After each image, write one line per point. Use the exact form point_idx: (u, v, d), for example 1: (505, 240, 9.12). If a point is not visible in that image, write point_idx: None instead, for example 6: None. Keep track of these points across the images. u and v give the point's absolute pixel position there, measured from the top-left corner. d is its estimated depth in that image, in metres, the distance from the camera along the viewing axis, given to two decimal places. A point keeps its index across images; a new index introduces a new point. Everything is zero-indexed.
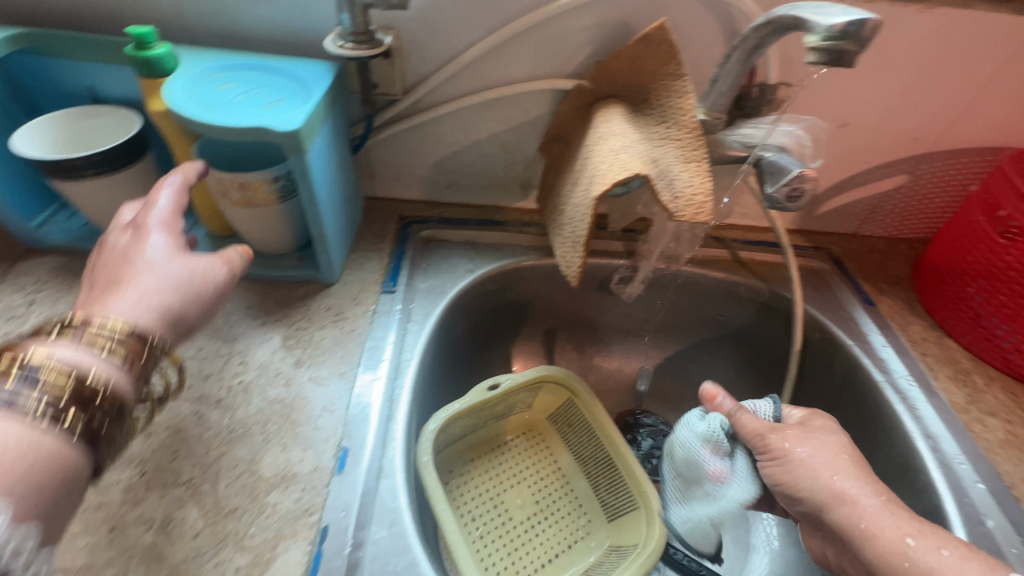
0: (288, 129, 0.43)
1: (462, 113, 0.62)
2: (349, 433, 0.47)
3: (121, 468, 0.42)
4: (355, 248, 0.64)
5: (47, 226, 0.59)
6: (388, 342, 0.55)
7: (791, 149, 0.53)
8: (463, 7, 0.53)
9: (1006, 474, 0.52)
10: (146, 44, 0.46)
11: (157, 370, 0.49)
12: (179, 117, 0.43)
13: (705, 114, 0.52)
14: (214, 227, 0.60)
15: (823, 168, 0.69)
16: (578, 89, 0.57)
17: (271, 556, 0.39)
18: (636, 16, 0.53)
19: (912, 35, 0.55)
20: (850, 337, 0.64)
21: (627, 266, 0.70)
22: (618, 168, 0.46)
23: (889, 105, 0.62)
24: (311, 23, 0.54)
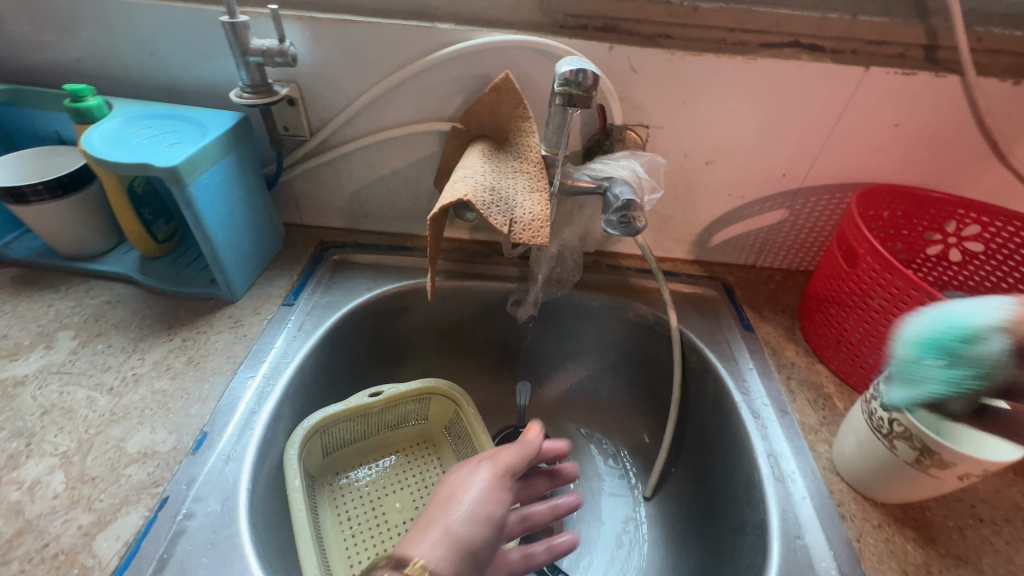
0: (168, 165, 0.53)
1: (365, 151, 0.71)
2: (213, 420, 0.54)
3: (12, 439, 0.50)
4: (270, 268, 0.73)
5: (14, 243, 0.70)
6: (273, 347, 0.62)
7: (630, 182, 0.59)
8: (349, 65, 0.63)
9: (837, 492, 0.53)
10: (81, 98, 0.58)
11: (68, 361, 0.58)
12: (89, 155, 0.54)
13: (549, 150, 0.60)
14: (145, 248, 0.70)
15: (702, 202, 0.74)
16: (452, 130, 0.66)
17: (111, 518, 0.45)
18: (495, 70, 0.62)
19: (749, 81, 0.62)
20: (719, 360, 0.67)
21: (520, 288, 0.76)
22: (451, 194, 0.54)
23: (747, 145, 0.68)
24: (228, 79, 0.65)
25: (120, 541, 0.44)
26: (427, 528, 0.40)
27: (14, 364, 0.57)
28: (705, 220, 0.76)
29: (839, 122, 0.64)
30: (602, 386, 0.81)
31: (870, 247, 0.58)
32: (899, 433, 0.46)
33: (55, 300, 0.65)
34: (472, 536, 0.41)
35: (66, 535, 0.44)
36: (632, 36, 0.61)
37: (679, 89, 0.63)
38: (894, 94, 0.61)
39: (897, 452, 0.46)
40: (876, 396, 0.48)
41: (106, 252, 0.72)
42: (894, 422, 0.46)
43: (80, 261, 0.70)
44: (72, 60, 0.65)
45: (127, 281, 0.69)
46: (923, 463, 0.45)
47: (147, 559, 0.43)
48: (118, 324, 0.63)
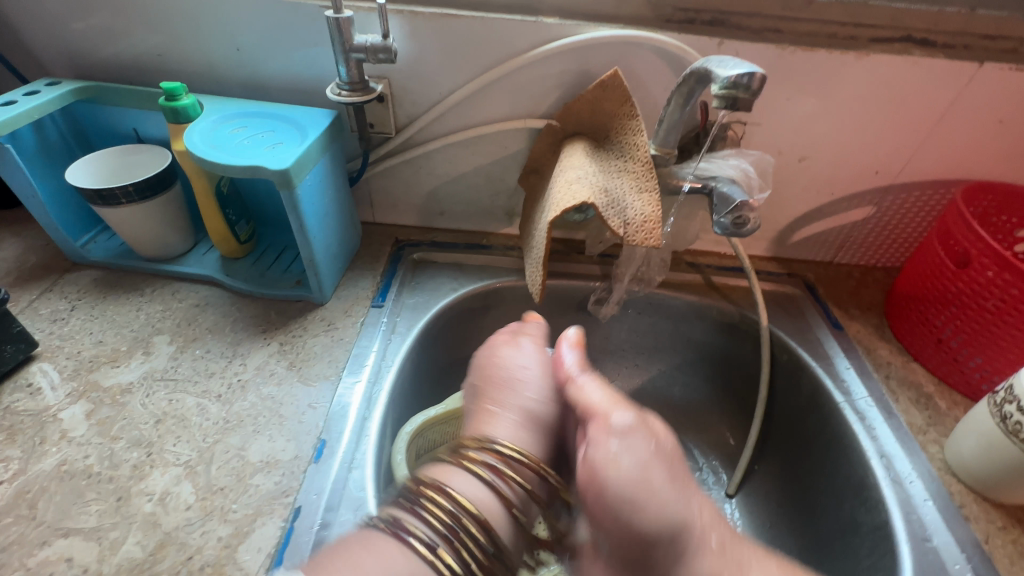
0: (279, 168, 0.52)
1: (449, 149, 0.70)
2: (328, 427, 0.53)
3: (132, 449, 0.50)
4: (352, 268, 0.72)
5: (91, 244, 0.69)
6: (371, 350, 0.61)
7: (738, 181, 0.58)
8: (445, 61, 0.61)
9: (957, 494, 0.53)
10: (175, 96, 0.56)
11: (170, 367, 0.57)
12: (193, 157, 0.53)
13: (658, 149, 0.58)
14: (227, 249, 0.69)
15: (789, 199, 0.73)
16: (547, 127, 0.64)
17: (249, 530, 0.45)
18: (596, 65, 0.60)
19: (858, 76, 0.60)
20: (814, 359, 0.67)
21: (603, 287, 0.75)
22: (569, 197, 0.53)
23: (844, 142, 0.66)
24: (317, 74, 0.63)
25: (263, 553, 0.43)
26: (494, 412, 0.49)
27: (117, 371, 0.56)
28: (789, 216, 0.75)
29: (943, 118, 0.63)
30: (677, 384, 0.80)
31: (983, 247, 0.57)
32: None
33: (143, 304, 0.64)
34: (544, 413, 0.50)
35: (208, 547, 0.43)
36: (739, 30, 0.59)
37: (784, 85, 0.61)
38: (1006, 91, 0.60)
39: None
40: (1011, 399, 0.48)
41: (185, 253, 0.70)
42: None
43: (160, 263, 0.68)
44: (154, 54, 0.63)
45: (210, 283, 0.68)
46: None
47: (294, 570, 0.43)
48: (212, 328, 0.62)
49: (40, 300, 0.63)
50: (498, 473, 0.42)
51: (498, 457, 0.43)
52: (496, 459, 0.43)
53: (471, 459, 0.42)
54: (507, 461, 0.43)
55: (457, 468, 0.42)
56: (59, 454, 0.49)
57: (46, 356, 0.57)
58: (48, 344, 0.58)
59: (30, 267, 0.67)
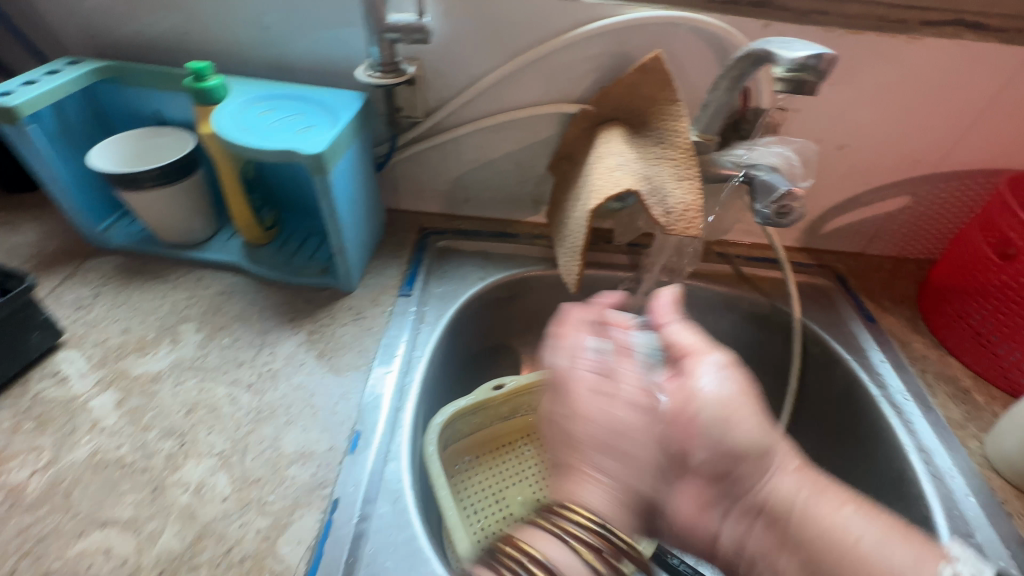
0: (313, 152, 0.50)
1: (478, 134, 0.68)
2: (362, 418, 0.52)
3: (164, 438, 0.49)
4: (377, 256, 0.71)
5: (112, 230, 0.67)
6: (402, 340, 0.60)
7: (782, 169, 0.55)
8: (479, 42, 0.59)
9: (999, 490, 0.52)
10: (202, 77, 0.54)
11: (199, 356, 0.56)
12: (224, 140, 0.51)
13: (698, 135, 0.57)
14: (251, 235, 0.67)
15: (824, 188, 0.71)
16: (582, 112, 0.62)
17: (288, 521, 0.44)
18: (635, 48, 0.58)
19: (906, 61, 0.58)
20: (849, 352, 0.66)
21: (631, 278, 0.73)
22: (612, 184, 0.51)
23: (886, 130, 0.64)
24: (345, 55, 0.61)
25: (304, 545, 0.43)
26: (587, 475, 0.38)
27: (145, 359, 0.55)
28: (823, 206, 0.74)
29: (991, 105, 0.61)
30: None
31: None
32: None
33: (167, 291, 0.63)
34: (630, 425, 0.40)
35: (247, 539, 0.43)
36: (786, 11, 0.57)
37: None
38: None
39: None
40: None
41: (207, 240, 0.69)
42: None
43: (183, 250, 0.67)
44: (176, 33, 0.61)
45: (234, 271, 0.66)
46: None
47: (335, 563, 0.42)
48: (238, 316, 0.61)
49: (63, 286, 0.62)
50: (600, 548, 0.35)
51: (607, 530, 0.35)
52: (575, 532, 0.35)
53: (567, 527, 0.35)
54: (596, 543, 0.35)
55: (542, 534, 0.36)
56: (91, 443, 0.48)
57: (72, 344, 0.56)
58: (73, 332, 0.57)
59: (50, 253, 0.66)
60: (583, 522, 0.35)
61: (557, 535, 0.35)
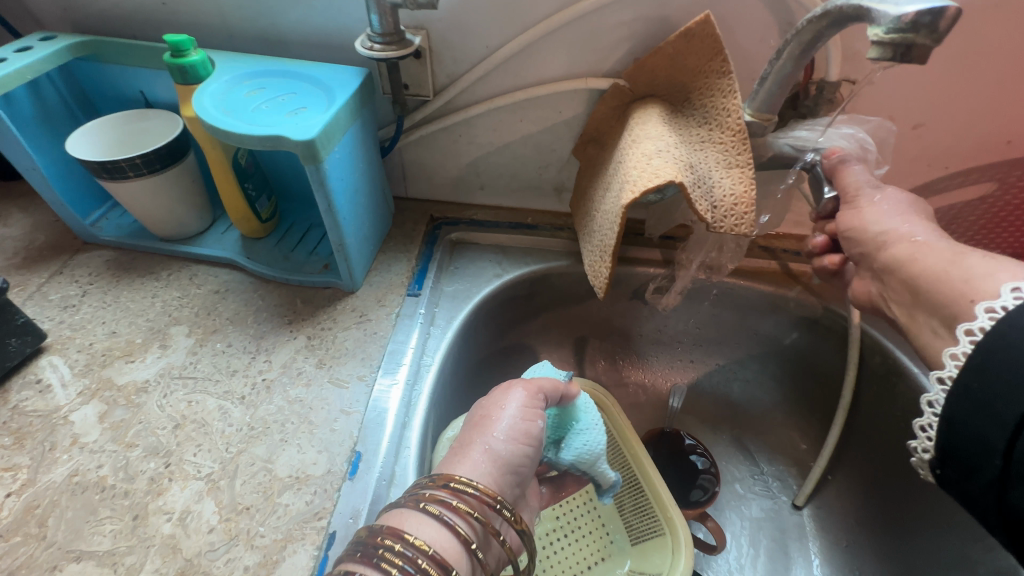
0: (303, 138, 0.43)
1: (495, 114, 0.60)
2: (364, 437, 0.47)
3: (148, 458, 0.44)
4: (384, 250, 0.65)
5: (102, 222, 0.63)
6: (409, 346, 0.54)
7: (854, 154, 0.47)
8: (495, 6, 0.51)
9: None
10: (182, 52, 0.48)
11: (189, 364, 0.51)
12: (205, 125, 0.45)
13: (752, 115, 0.48)
14: (247, 228, 0.62)
15: (891, 174, 0.62)
16: (613, 88, 0.54)
17: (279, 559, 0.39)
18: (679, 10, 0.50)
19: (1011, 21, 0.48)
20: (915, 364, 0.57)
21: (664, 275, 0.66)
22: (649, 174, 0.44)
23: (973, 105, 0.55)
24: (344, 25, 0.53)
25: None
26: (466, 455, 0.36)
27: (132, 367, 0.51)
28: None
29: None
30: (739, 380, 0.72)
31: None
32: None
33: (158, 290, 0.58)
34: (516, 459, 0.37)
35: None
36: None
37: None
38: None
39: None
40: None
41: (202, 232, 0.64)
42: None
43: (176, 243, 0.62)
44: (158, 3, 0.55)
45: (231, 267, 0.61)
46: None
47: None
48: (233, 318, 0.56)
49: (50, 284, 0.58)
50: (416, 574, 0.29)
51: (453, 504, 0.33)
52: (451, 496, 0.33)
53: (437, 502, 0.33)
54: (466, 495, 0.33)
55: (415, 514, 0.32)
56: (71, 463, 0.44)
57: (56, 349, 0.52)
58: (58, 335, 0.53)
59: (38, 247, 0.62)
60: (466, 485, 0.33)
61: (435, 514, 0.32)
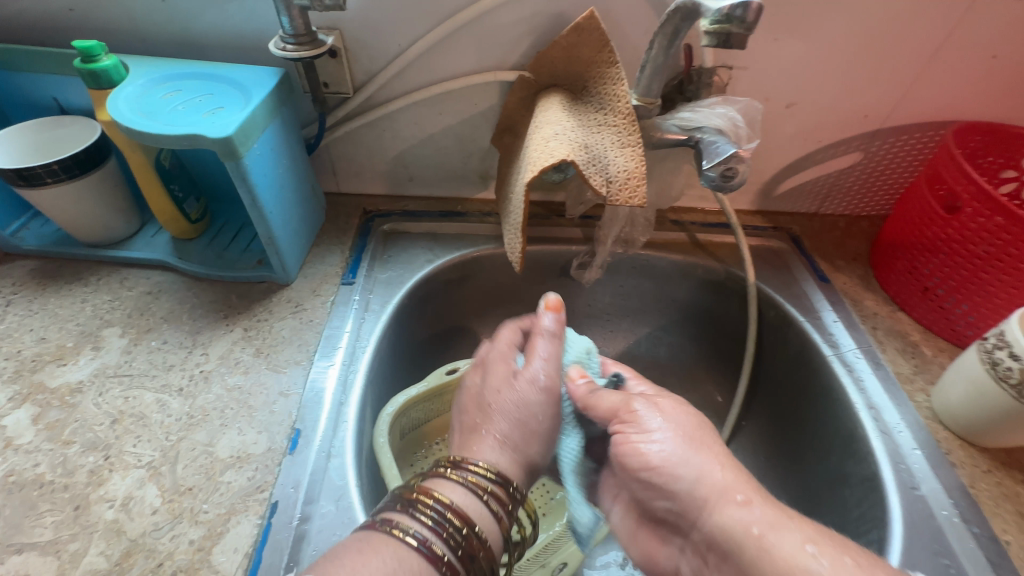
0: (220, 136, 0.46)
1: (415, 108, 0.64)
2: (303, 416, 0.50)
3: (87, 453, 0.46)
4: (318, 243, 0.67)
5: (23, 232, 0.62)
6: (344, 331, 0.57)
7: (727, 130, 0.53)
8: (401, 6, 0.55)
9: (944, 441, 0.53)
10: (93, 57, 0.49)
11: (124, 363, 0.53)
12: (120, 127, 0.46)
13: (640, 99, 0.54)
14: (177, 230, 0.63)
15: (775, 149, 0.70)
16: (520, 80, 0.59)
17: (223, 530, 0.42)
18: (570, 7, 0.55)
19: (850, 11, 0.56)
20: (801, 314, 0.65)
21: (586, 252, 0.71)
22: (547, 155, 0.49)
23: (832, 85, 0.63)
24: (258, 27, 0.56)
25: (240, 553, 0.41)
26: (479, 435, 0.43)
27: (64, 370, 0.52)
28: (775, 167, 0.72)
29: (935, 55, 0.60)
30: (663, 345, 0.79)
31: (976, 190, 0.55)
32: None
33: (88, 295, 0.59)
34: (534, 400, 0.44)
35: (179, 552, 0.41)
36: None
37: (774, 22, 0.57)
38: (1002, 22, 0.57)
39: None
40: (1002, 345, 0.47)
41: (131, 236, 0.64)
42: None
43: (104, 249, 0.62)
44: (66, 10, 0.55)
45: (163, 268, 0.62)
46: None
47: (274, 569, 0.40)
48: (167, 317, 0.57)
49: None
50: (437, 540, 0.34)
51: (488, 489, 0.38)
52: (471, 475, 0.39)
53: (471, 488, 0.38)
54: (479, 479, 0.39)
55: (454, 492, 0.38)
56: (6, 464, 0.45)
57: None
58: None
59: None
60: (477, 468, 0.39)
61: (461, 483, 0.38)
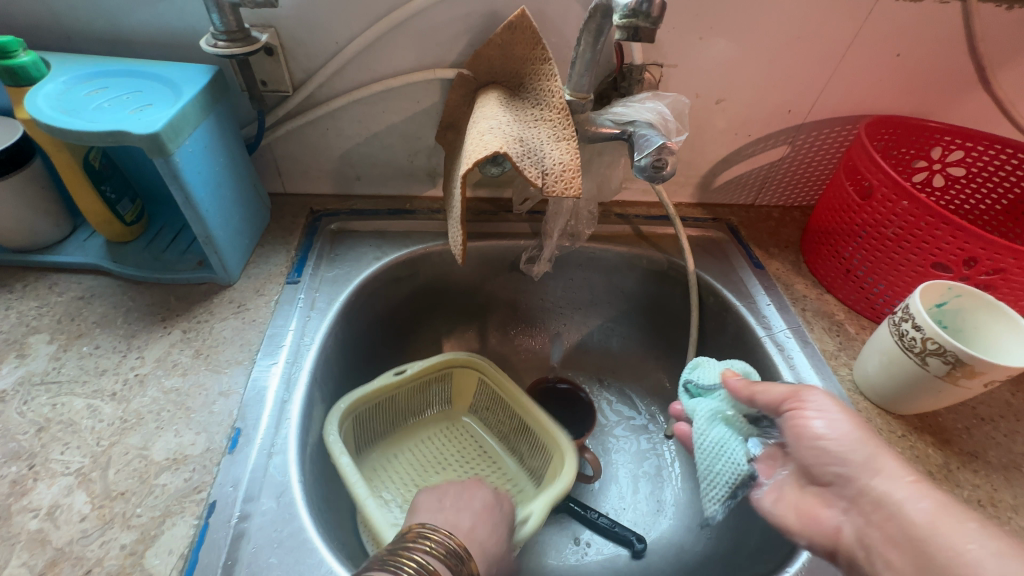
0: (147, 132, 0.45)
1: (357, 107, 0.64)
2: (244, 415, 0.49)
3: (10, 463, 0.44)
4: (262, 243, 0.66)
5: None
6: (289, 329, 0.57)
7: (657, 124, 0.56)
8: (337, 4, 0.55)
9: (864, 411, 0.57)
10: (9, 53, 0.47)
11: (52, 369, 0.51)
12: (38, 124, 0.45)
13: (572, 94, 0.56)
14: (111, 233, 0.61)
15: (709, 143, 0.73)
16: (459, 77, 0.60)
17: (157, 533, 0.41)
18: (503, 6, 0.57)
19: (768, 11, 0.60)
20: (738, 299, 0.69)
21: (533, 245, 0.73)
22: (482, 148, 0.50)
23: (756, 82, 0.67)
24: (190, 25, 0.55)
25: (175, 554, 0.40)
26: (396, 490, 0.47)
27: None
28: (710, 161, 0.76)
29: (846, 53, 0.64)
30: (614, 335, 0.81)
31: (885, 177, 0.59)
32: (931, 351, 0.49)
33: (12, 302, 0.56)
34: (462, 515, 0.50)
35: (109, 557, 0.40)
36: None
37: (697, 22, 0.60)
38: (902, 22, 0.62)
39: (930, 368, 0.50)
40: (906, 318, 0.51)
41: (61, 241, 0.62)
42: (928, 340, 0.49)
43: (32, 254, 0.60)
44: None
45: (96, 272, 0.60)
46: (954, 375, 0.49)
47: (211, 568, 0.40)
48: (100, 321, 0.55)
49: None
50: None
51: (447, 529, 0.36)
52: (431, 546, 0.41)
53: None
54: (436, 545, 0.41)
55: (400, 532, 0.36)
56: None
57: None
58: None
59: None
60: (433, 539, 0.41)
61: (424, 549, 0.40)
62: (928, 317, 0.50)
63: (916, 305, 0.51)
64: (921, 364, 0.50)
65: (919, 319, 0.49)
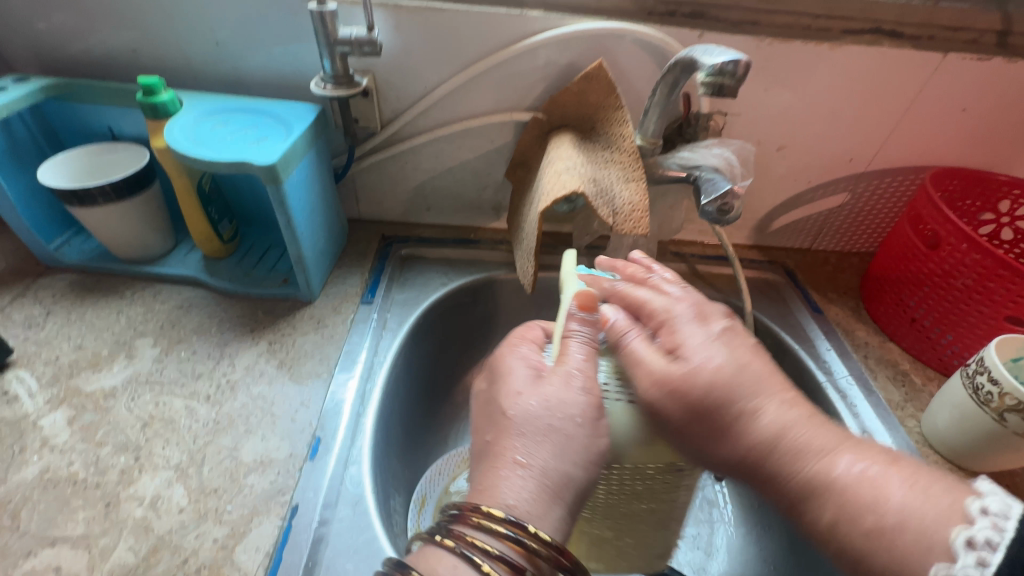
0: (266, 162, 0.51)
1: (436, 143, 0.69)
2: (323, 424, 0.52)
3: (118, 453, 0.48)
4: (339, 265, 0.71)
5: (65, 247, 0.66)
6: (363, 346, 0.61)
7: (723, 169, 0.58)
8: (432, 52, 0.61)
9: (934, 465, 0.55)
10: (154, 91, 0.55)
11: (155, 370, 0.56)
12: (175, 152, 0.51)
13: (643, 139, 0.60)
14: (209, 249, 0.67)
15: (768, 188, 0.75)
16: (534, 120, 0.64)
17: (246, 530, 0.44)
18: (580, 58, 0.61)
19: (833, 66, 0.62)
20: (797, 342, 0.69)
21: None
22: (559, 187, 0.53)
23: (819, 131, 0.69)
24: (300, 69, 0.62)
25: (261, 552, 0.43)
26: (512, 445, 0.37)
27: (99, 375, 0.55)
28: (769, 206, 0.77)
29: (911, 106, 0.66)
30: None
31: (954, 228, 0.59)
32: (1009, 406, 0.48)
33: (122, 307, 0.62)
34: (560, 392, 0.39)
35: (204, 549, 0.43)
36: (718, 23, 0.61)
37: (763, 75, 0.63)
38: (970, 79, 0.63)
39: (1009, 425, 0.48)
40: (982, 370, 0.50)
41: (165, 254, 0.68)
42: (1005, 395, 0.48)
43: (140, 265, 0.66)
44: (128, 50, 0.62)
45: (193, 284, 0.66)
46: None
47: (294, 568, 0.42)
48: (197, 329, 0.60)
49: (13, 306, 0.61)
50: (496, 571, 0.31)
51: (519, 531, 0.32)
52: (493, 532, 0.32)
53: (471, 542, 0.32)
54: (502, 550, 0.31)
55: (440, 554, 0.32)
56: (41, 462, 0.47)
57: (22, 364, 0.55)
58: (23, 351, 0.56)
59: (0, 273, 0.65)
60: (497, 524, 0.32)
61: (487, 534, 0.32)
62: (1006, 371, 0.49)
63: (994, 360, 0.50)
64: (998, 421, 0.49)
65: (998, 373, 0.49)
